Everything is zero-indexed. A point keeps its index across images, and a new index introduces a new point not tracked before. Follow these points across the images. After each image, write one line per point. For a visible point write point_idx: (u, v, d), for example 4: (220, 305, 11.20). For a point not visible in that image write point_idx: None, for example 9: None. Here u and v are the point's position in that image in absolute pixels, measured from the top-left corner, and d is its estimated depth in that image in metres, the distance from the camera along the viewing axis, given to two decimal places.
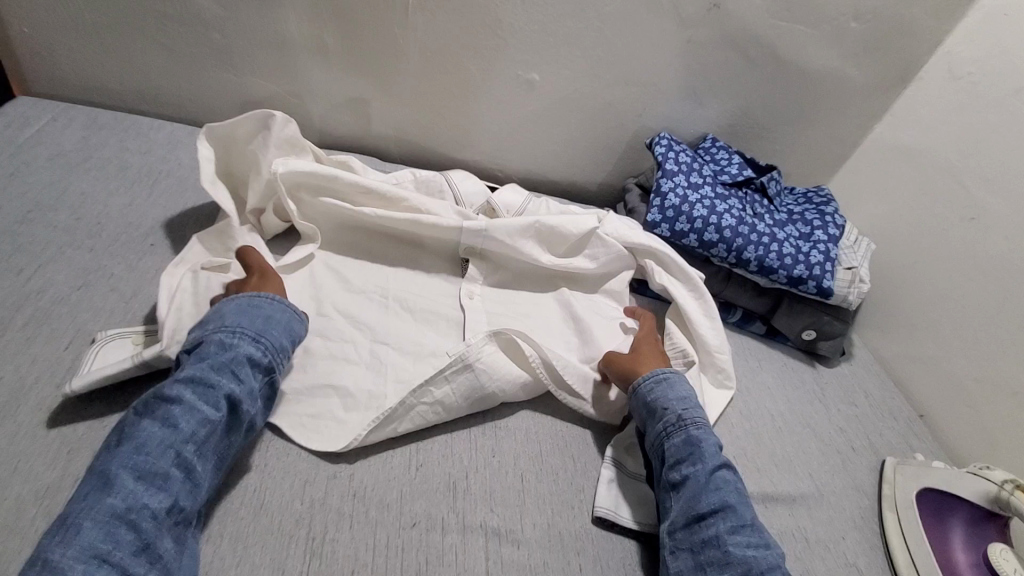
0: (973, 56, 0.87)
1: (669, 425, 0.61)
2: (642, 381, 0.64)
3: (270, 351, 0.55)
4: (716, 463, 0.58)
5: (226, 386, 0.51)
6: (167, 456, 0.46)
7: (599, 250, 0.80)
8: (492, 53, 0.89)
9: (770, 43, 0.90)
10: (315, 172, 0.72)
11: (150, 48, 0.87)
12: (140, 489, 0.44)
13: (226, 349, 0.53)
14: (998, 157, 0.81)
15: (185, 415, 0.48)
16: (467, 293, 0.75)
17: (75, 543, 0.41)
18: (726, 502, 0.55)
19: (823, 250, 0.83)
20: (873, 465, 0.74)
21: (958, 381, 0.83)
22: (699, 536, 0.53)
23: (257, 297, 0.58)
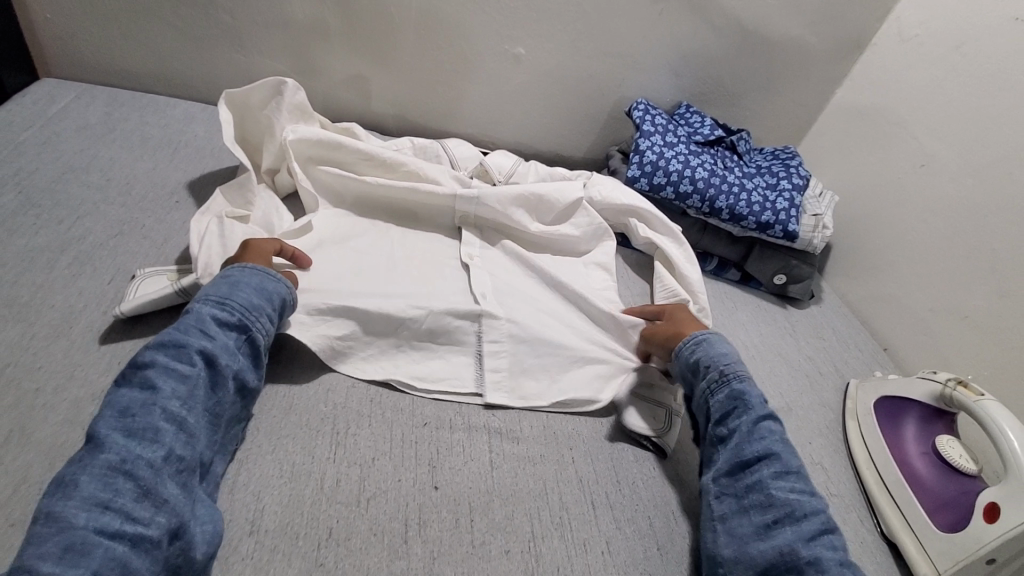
0: (919, 20, 0.96)
1: (711, 382, 0.61)
2: (682, 346, 0.66)
3: (239, 310, 0.54)
4: (761, 414, 0.58)
5: (197, 343, 0.50)
6: (153, 412, 0.45)
7: (584, 216, 0.86)
8: (480, 29, 0.97)
9: (734, 15, 0.99)
10: (320, 140, 0.79)
11: (164, 31, 0.94)
12: (132, 443, 0.43)
13: (199, 313, 0.52)
14: (943, 107, 0.90)
15: (162, 376, 0.47)
16: (466, 254, 0.78)
17: (75, 495, 0.40)
18: (771, 450, 0.55)
19: (788, 198, 0.92)
20: (838, 386, 0.82)
21: (913, 313, 0.91)
22: (744, 482, 0.55)
23: (227, 271, 0.58)
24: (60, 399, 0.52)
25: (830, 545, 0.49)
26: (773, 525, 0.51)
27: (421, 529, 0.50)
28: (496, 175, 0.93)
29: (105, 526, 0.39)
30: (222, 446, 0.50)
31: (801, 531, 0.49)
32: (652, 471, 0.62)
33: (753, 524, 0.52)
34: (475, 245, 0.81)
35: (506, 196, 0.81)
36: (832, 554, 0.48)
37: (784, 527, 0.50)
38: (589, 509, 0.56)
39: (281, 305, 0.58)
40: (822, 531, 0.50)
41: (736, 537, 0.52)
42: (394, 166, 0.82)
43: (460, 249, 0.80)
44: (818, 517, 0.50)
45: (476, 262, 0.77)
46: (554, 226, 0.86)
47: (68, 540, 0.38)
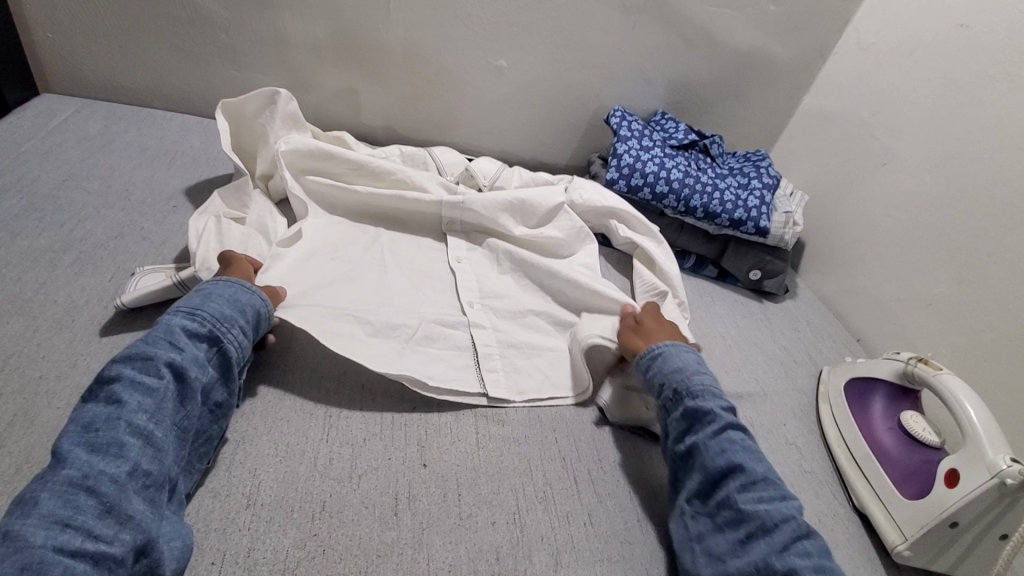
0: (875, 29, 1.02)
1: (668, 401, 0.62)
2: (639, 361, 0.67)
3: (211, 320, 0.55)
4: (718, 427, 0.58)
5: (165, 355, 0.50)
6: (118, 426, 0.45)
7: (567, 218, 0.88)
8: (465, 44, 1.02)
9: (704, 27, 1.05)
10: (311, 150, 0.83)
11: (161, 47, 0.99)
12: (95, 458, 0.43)
13: (160, 329, 0.53)
14: (900, 109, 0.96)
15: (127, 390, 0.47)
16: (454, 257, 0.82)
17: (34, 513, 0.39)
18: (733, 462, 0.55)
19: (759, 196, 0.96)
20: (811, 372, 0.86)
21: (882, 303, 0.96)
22: (714, 499, 0.54)
23: (198, 287, 0.59)
24: (62, 385, 0.54)
25: (804, 551, 0.49)
26: (747, 540, 0.50)
27: (411, 502, 0.53)
28: (481, 180, 0.97)
29: (65, 544, 0.39)
30: (189, 462, 0.50)
31: (773, 544, 0.49)
32: (632, 450, 0.65)
33: (728, 541, 0.51)
34: (462, 248, 0.85)
35: (489, 202, 0.85)
36: (807, 561, 0.48)
37: (756, 539, 0.50)
38: (571, 484, 0.59)
39: (255, 317, 0.59)
40: (794, 539, 0.49)
41: (715, 558, 0.51)
42: (379, 174, 0.85)
43: (446, 252, 0.84)
44: (788, 525, 0.50)
45: (463, 263, 0.82)
46: (539, 229, 0.88)
47: (24, 560, 0.37)
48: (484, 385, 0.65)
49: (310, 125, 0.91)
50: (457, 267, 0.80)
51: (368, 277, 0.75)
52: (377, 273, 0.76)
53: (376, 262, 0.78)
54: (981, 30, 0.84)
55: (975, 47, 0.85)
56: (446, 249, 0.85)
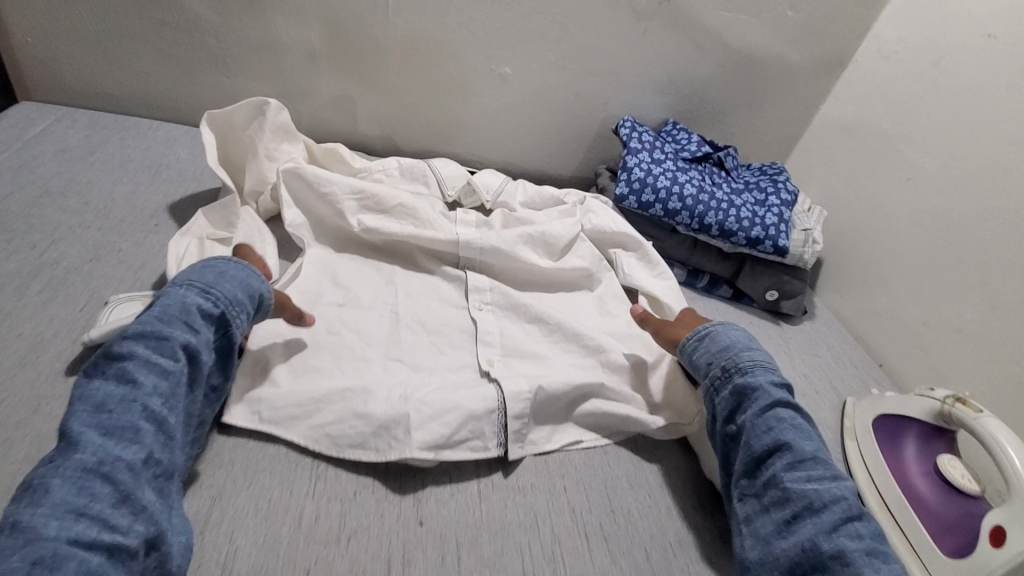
0: (897, 37, 0.97)
1: (716, 380, 0.64)
2: (687, 341, 0.69)
3: (223, 301, 0.56)
4: (767, 405, 0.60)
5: (180, 337, 0.51)
6: (133, 410, 0.46)
7: (585, 247, 0.86)
8: (466, 49, 0.97)
9: (717, 33, 0.99)
10: (301, 170, 0.78)
11: (146, 53, 0.94)
12: (110, 443, 0.44)
13: (179, 303, 0.53)
14: (925, 122, 0.90)
15: (142, 370, 0.48)
16: (476, 302, 0.76)
17: (47, 501, 0.40)
18: (780, 441, 0.57)
19: (777, 213, 0.91)
20: (835, 404, 0.81)
21: (907, 327, 0.90)
22: (762, 479, 0.56)
23: (210, 263, 0.60)
24: (21, 434, 0.49)
25: (852, 533, 0.50)
26: (794, 520, 0.52)
27: (405, 568, 0.48)
28: (484, 195, 0.92)
29: (80, 535, 0.39)
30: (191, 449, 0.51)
31: (822, 524, 0.51)
32: (647, 499, 0.60)
33: (774, 522, 0.53)
34: (485, 289, 0.78)
35: (507, 237, 0.81)
36: (855, 542, 0.50)
37: (804, 520, 0.52)
38: (582, 541, 0.54)
39: (260, 304, 0.60)
40: (844, 519, 0.51)
41: (760, 538, 0.53)
42: (381, 202, 0.80)
43: (468, 295, 0.78)
44: (837, 506, 0.51)
45: (485, 311, 0.76)
46: (561, 260, 0.85)
47: (36, 553, 0.37)
48: (502, 446, 0.58)
49: (302, 136, 0.85)
50: (479, 314, 0.75)
51: (377, 333, 0.69)
52: (389, 329, 0.70)
53: (387, 310, 0.73)
54: (1012, 40, 0.79)
55: (1007, 58, 0.79)
56: (467, 291, 0.78)
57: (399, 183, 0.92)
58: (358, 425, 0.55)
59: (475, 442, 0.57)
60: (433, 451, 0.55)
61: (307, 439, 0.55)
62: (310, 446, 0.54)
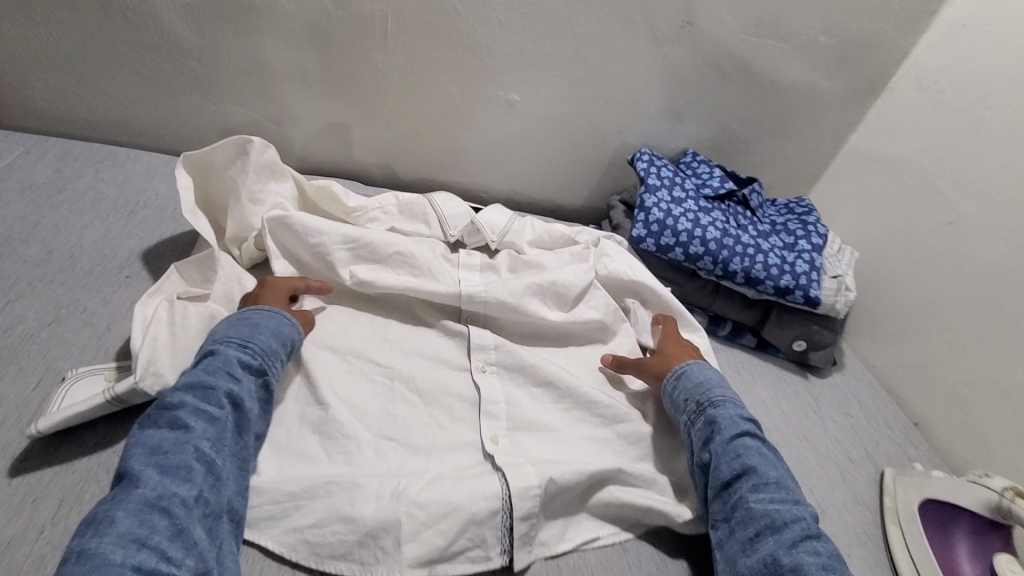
0: (939, 66, 0.89)
1: (690, 414, 0.64)
2: (666, 383, 0.68)
3: (261, 352, 0.58)
4: (734, 433, 0.60)
5: (224, 385, 0.54)
6: (185, 451, 0.49)
7: (598, 295, 0.79)
8: (472, 75, 0.89)
9: (743, 58, 0.91)
10: (290, 217, 0.71)
11: (125, 77, 0.87)
12: (166, 480, 0.46)
13: (221, 354, 0.56)
14: (970, 162, 0.83)
15: (192, 415, 0.51)
16: (478, 365, 0.69)
17: (111, 531, 0.42)
18: (745, 465, 0.57)
19: (808, 259, 0.84)
20: (872, 476, 0.74)
21: (947, 386, 0.83)
22: (729, 502, 0.56)
23: (245, 313, 0.62)
24: None
25: (813, 549, 0.50)
26: (758, 538, 0.52)
27: None
28: (490, 235, 0.84)
29: (141, 563, 0.41)
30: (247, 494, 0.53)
31: (782, 542, 0.51)
32: None
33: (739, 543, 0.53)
34: (490, 347, 0.71)
35: (514, 289, 0.74)
36: (815, 559, 0.50)
37: (766, 538, 0.52)
38: None
39: (292, 351, 0.62)
40: (803, 537, 0.51)
41: (729, 560, 0.53)
42: (376, 250, 0.74)
43: (471, 354, 0.71)
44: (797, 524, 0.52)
45: (490, 373, 0.69)
46: (573, 311, 0.77)
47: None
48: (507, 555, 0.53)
49: (293, 173, 0.78)
50: (482, 380, 0.68)
51: (368, 408, 0.63)
52: (383, 403, 0.64)
53: (381, 376, 0.66)
54: None
55: None
56: (469, 349, 0.71)
57: (397, 222, 0.84)
58: (342, 534, 0.51)
59: (475, 550, 0.52)
60: (427, 566, 0.51)
61: (280, 544, 0.51)
62: (286, 554, 0.51)
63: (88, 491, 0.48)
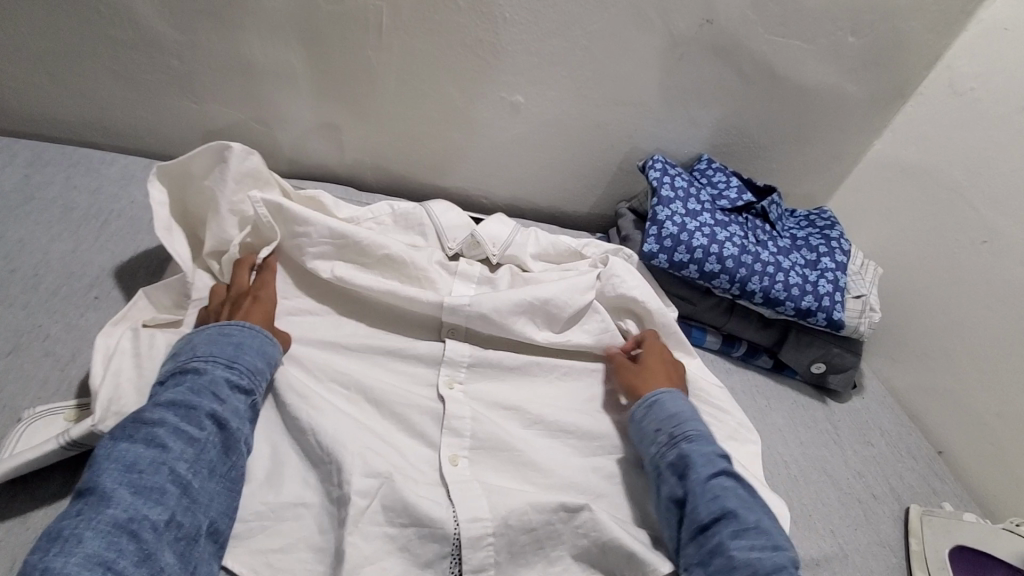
0: (977, 71, 0.82)
1: (661, 447, 0.61)
2: (635, 409, 0.65)
3: (248, 373, 0.56)
4: (711, 472, 0.57)
5: (208, 405, 0.52)
6: (161, 472, 0.47)
7: (595, 319, 0.74)
8: (474, 76, 0.83)
9: (766, 60, 0.84)
10: (279, 208, 0.68)
11: (98, 74, 0.81)
12: (140, 501, 0.45)
13: (207, 372, 0.54)
14: (1009, 177, 0.77)
15: (171, 436, 0.49)
16: (447, 380, 0.66)
17: (77, 552, 0.41)
18: (725, 508, 0.54)
19: (831, 279, 0.79)
20: (896, 513, 0.70)
21: (977, 415, 0.78)
22: (707, 547, 0.53)
23: (229, 326, 0.59)
24: None
25: None
26: None
27: None
28: (490, 247, 0.78)
29: None
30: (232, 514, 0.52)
31: None
32: None
33: None
34: (463, 363, 0.67)
35: (502, 305, 0.69)
36: None
37: None
38: None
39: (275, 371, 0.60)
40: None
41: None
42: (363, 252, 0.70)
43: (439, 368, 0.67)
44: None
45: (457, 391, 0.65)
46: (565, 332, 0.73)
47: None
48: None
49: (279, 179, 0.73)
50: (448, 396, 0.64)
51: (353, 441, 0.57)
52: (376, 438, 0.59)
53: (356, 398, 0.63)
54: None
55: None
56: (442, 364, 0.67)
57: (391, 234, 0.78)
58: (308, 564, 0.51)
59: None
60: None
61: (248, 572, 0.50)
62: None
63: None
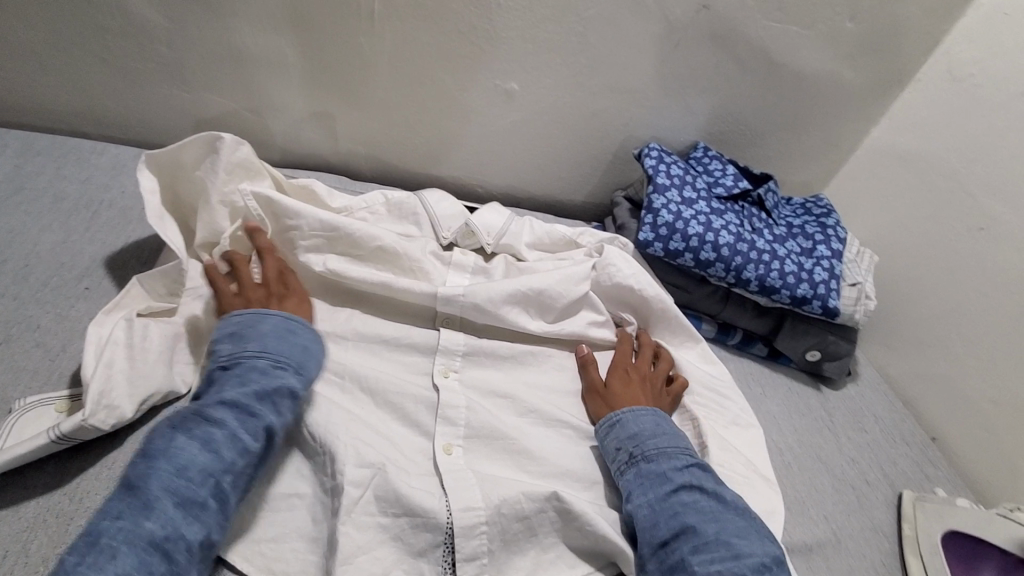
0: (976, 56, 0.81)
1: (620, 465, 0.61)
2: (597, 429, 0.64)
3: (308, 386, 0.57)
4: (670, 489, 0.57)
5: (266, 417, 0.52)
6: (207, 484, 0.47)
7: (587, 313, 0.75)
8: (468, 64, 0.82)
9: (762, 46, 0.84)
10: (271, 199, 0.67)
11: (87, 63, 0.80)
12: (182, 517, 0.45)
13: (267, 378, 0.54)
14: (1006, 164, 0.77)
15: (226, 443, 0.49)
16: (441, 369, 0.66)
17: (109, 568, 0.41)
18: (684, 525, 0.54)
19: (826, 267, 0.78)
20: (889, 499, 0.71)
21: (971, 402, 0.79)
22: (667, 564, 0.52)
23: (291, 325, 0.60)
24: None
25: None
26: None
27: None
28: (485, 237, 0.77)
29: None
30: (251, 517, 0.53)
31: None
32: None
33: None
34: (457, 352, 0.67)
35: (497, 294, 0.69)
36: None
37: None
38: None
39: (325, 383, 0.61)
40: None
41: None
42: (356, 243, 0.69)
43: (434, 359, 0.67)
44: None
45: (452, 380, 0.65)
46: (559, 323, 0.73)
47: None
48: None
49: (270, 168, 0.73)
50: (442, 385, 0.64)
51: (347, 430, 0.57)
52: (370, 427, 0.59)
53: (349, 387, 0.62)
54: None
55: None
56: (436, 354, 0.67)
57: (385, 223, 0.78)
58: (303, 552, 0.52)
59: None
60: None
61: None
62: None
63: (34, 540, 0.47)
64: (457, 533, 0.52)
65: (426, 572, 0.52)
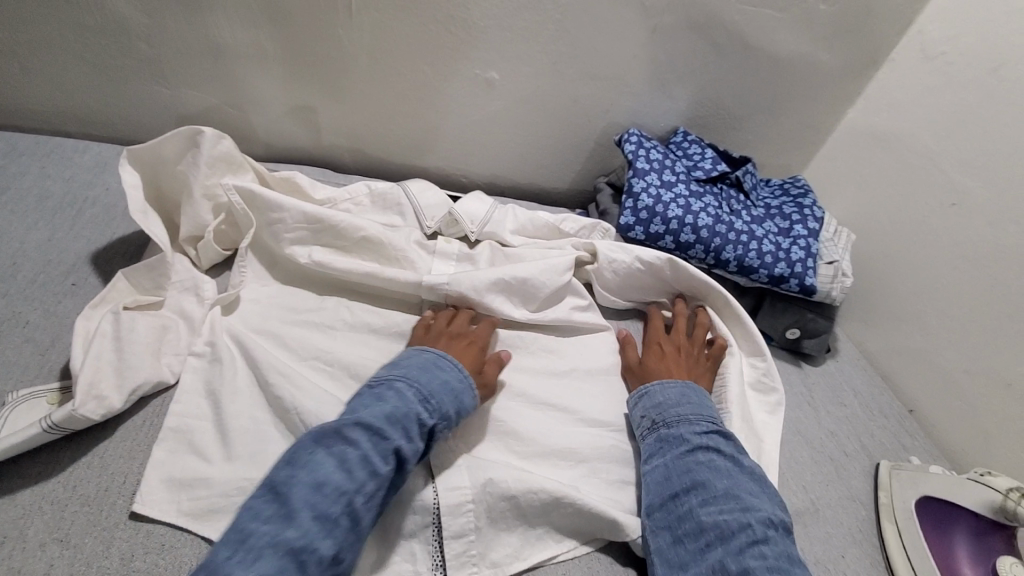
0: (948, 34, 0.82)
1: (643, 430, 0.64)
2: (628, 402, 0.68)
3: (438, 415, 0.55)
4: (686, 449, 0.60)
5: (398, 441, 0.51)
6: (339, 501, 0.46)
7: (570, 298, 0.76)
8: (447, 53, 0.83)
9: (738, 30, 0.84)
10: (252, 192, 0.68)
11: (67, 62, 0.80)
12: (317, 530, 0.45)
13: (403, 403, 0.54)
14: (977, 141, 0.78)
15: (359, 462, 0.48)
16: None
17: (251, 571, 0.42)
18: (697, 480, 0.57)
19: (804, 245, 0.80)
20: (867, 469, 0.73)
21: (945, 374, 0.81)
22: (676, 514, 0.55)
23: (440, 362, 0.60)
24: None
25: (759, 553, 0.50)
26: (705, 548, 0.52)
27: None
28: (469, 225, 0.78)
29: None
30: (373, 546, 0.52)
31: (730, 549, 0.51)
32: None
33: (684, 551, 0.53)
34: None
35: (481, 282, 0.70)
36: (761, 561, 0.49)
37: (715, 547, 0.52)
38: None
39: (461, 417, 0.58)
40: (750, 543, 0.51)
41: (671, 565, 0.53)
42: (341, 234, 0.71)
43: None
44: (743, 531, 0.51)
45: None
46: (543, 310, 0.74)
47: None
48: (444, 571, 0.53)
49: (253, 162, 0.74)
50: None
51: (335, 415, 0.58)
52: None
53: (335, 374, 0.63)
54: None
55: None
56: None
57: (370, 214, 0.79)
58: None
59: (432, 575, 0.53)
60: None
61: None
62: None
63: (29, 527, 0.48)
64: (444, 512, 0.54)
65: (416, 550, 0.54)
